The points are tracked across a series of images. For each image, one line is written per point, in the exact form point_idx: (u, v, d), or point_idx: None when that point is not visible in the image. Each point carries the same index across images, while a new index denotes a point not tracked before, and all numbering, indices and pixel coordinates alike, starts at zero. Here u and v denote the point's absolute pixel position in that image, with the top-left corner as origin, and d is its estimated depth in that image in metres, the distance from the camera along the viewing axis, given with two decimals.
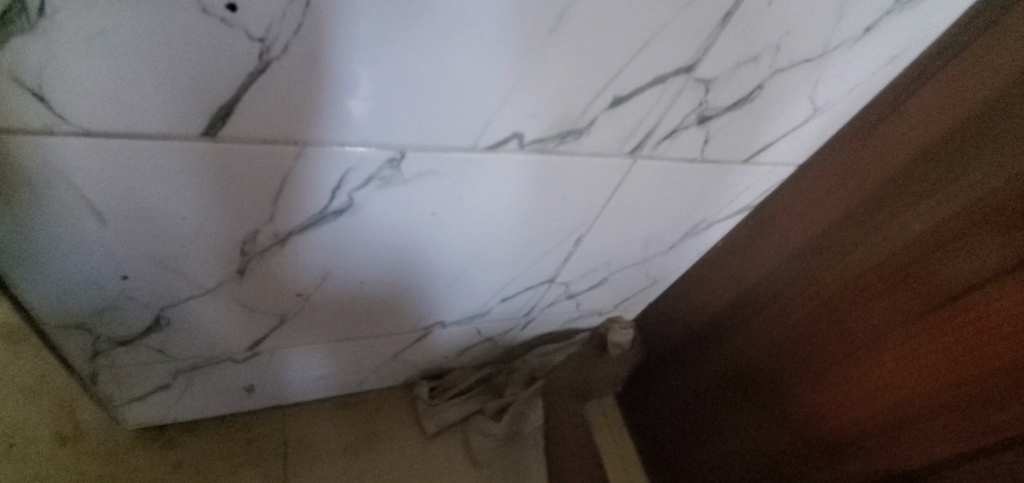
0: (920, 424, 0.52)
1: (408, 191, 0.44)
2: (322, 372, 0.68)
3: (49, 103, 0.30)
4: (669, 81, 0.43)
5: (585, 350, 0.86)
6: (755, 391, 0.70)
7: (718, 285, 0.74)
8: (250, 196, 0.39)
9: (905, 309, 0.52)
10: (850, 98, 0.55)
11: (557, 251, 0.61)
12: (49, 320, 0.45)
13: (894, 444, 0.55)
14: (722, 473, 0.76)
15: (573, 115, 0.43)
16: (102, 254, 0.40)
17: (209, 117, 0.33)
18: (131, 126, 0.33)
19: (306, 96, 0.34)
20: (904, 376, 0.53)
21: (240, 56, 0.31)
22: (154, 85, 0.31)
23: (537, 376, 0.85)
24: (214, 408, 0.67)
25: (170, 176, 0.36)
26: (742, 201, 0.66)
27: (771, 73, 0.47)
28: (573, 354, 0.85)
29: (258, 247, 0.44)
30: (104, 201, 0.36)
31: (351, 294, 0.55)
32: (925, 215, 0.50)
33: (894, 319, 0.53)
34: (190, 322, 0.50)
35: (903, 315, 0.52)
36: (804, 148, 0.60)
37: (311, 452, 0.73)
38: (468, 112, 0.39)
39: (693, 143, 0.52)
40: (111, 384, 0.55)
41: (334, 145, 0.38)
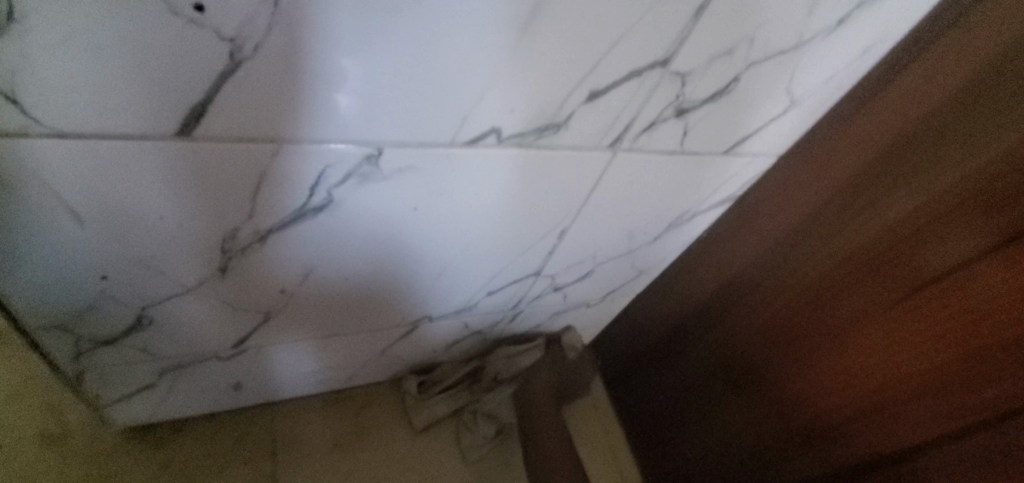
0: (897, 408, 0.54)
1: (388, 187, 0.45)
2: (309, 368, 0.69)
3: (20, 105, 0.30)
4: (647, 74, 0.44)
5: (552, 352, 0.83)
6: (739, 379, 0.71)
7: (701, 276, 0.75)
8: (228, 195, 0.39)
9: (880, 297, 0.53)
10: (828, 89, 0.56)
11: (541, 244, 0.62)
12: (30, 322, 0.45)
13: (875, 426, 0.56)
14: (709, 460, 0.78)
15: (552, 109, 0.43)
16: (80, 255, 0.40)
17: (183, 117, 0.33)
18: (104, 126, 0.33)
19: (281, 94, 0.34)
20: (881, 362, 0.54)
21: (212, 55, 0.31)
22: (127, 85, 0.31)
23: (505, 379, 0.84)
24: (203, 406, 0.68)
25: (147, 176, 0.36)
26: (724, 192, 0.67)
27: (746, 66, 0.48)
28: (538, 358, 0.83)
29: (239, 245, 0.45)
30: (79, 202, 0.36)
31: (335, 290, 0.55)
32: (899, 205, 0.51)
33: (870, 307, 0.54)
34: (173, 321, 0.50)
35: (880, 302, 0.53)
36: (783, 139, 0.61)
37: (300, 448, 0.73)
38: (446, 108, 0.40)
39: (672, 135, 0.52)
40: (96, 384, 0.55)
41: (312, 142, 0.38)
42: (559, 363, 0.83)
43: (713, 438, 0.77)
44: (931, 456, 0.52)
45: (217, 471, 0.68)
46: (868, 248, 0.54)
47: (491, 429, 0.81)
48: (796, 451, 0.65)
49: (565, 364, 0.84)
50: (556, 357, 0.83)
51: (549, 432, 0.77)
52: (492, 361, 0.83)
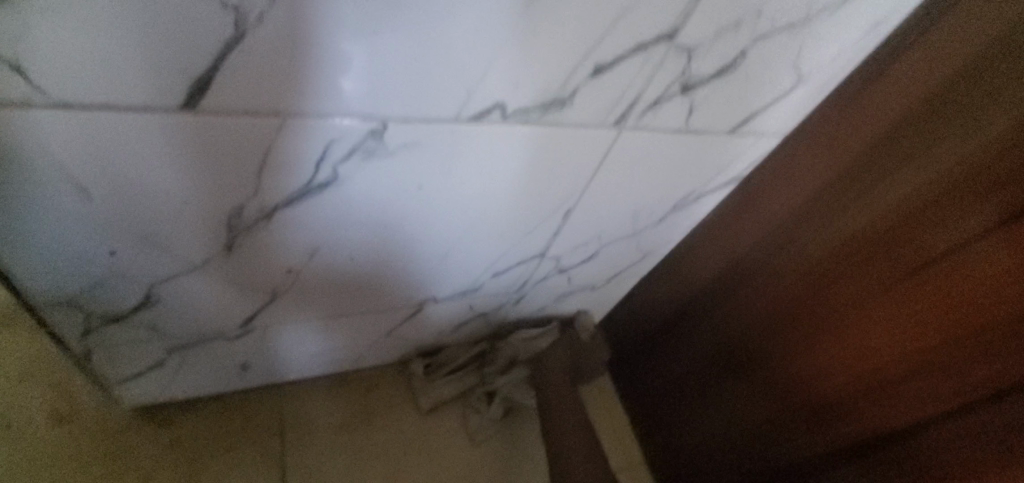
0: (901, 385, 0.54)
1: (393, 163, 0.45)
2: (316, 349, 0.69)
3: (24, 75, 0.30)
4: (652, 49, 0.43)
5: (566, 336, 0.84)
6: (743, 361, 0.71)
7: (706, 257, 0.75)
8: (234, 170, 0.40)
9: (885, 275, 0.53)
10: (835, 67, 0.55)
11: (546, 225, 0.62)
12: (39, 298, 0.45)
13: (879, 405, 0.56)
14: (712, 441, 0.78)
15: (557, 84, 0.43)
16: (87, 230, 0.40)
17: (187, 89, 0.33)
18: (109, 98, 0.33)
19: (285, 66, 0.34)
20: (885, 340, 0.54)
21: (216, 25, 0.31)
22: (130, 55, 0.31)
23: (518, 364, 0.83)
24: (212, 386, 0.68)
25: (153, 150, 0.36)
26: (729, 173, 0.66)
27: (753, 40, 0.47)
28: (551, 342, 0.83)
29: (245, 222, 0.45)
30: (85, 175, 0.37)
31: (341, 270, 0.56)
32: (905, 182, 0.51)
33: (875, 284, 0.54)
34: (181, 299, 0.51)
35: (885, 280, 0.53)
36: (789, 118, 0.60)
37: (308, 428, 0.74)
38: (450, 82, 0.40)
39: (677, 113, 0.52)
40: (106, 363, 0.56)
41: (316, 117, 0.38)
42: (572, 347, 0.84)
43: (717, 419, 0.77)
44: (935, 433, 0.52)
45: (225, 450, 0.69)
46: (873, 228, 0.54)
47: (493, 410, 0.81)
48: (799, 432, 0.66)
49: (579, 348, 0.85)
50: (569, 340, 0.84)
51: (564, 409, 0.75)
52: (505, 346, 0.82)
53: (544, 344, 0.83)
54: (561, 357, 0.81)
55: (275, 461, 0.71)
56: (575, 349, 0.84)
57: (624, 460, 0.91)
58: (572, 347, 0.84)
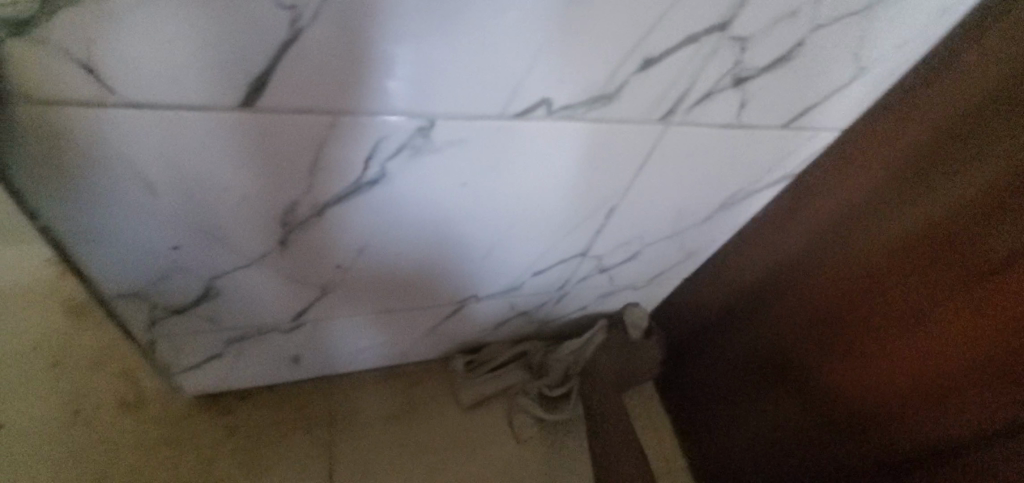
0: (960, 397, 0.51)
1: (439, 160, 0.45)
2: (363, 344, 0.71)
3: (98, 75, 0.32)
4: (703, 40, 0.42)
5: (614, 339, 0.83)
6: (790, 366, 0.68)
7: (756, 257, 0.72)
8: (288, 167, 0.41)
9: (950, 278, 0.50)
10: (900, 56, 0.52)
11: (589, 223, 0.61)
12: (110, 289, 0.48)
13: (937, 415, 0.53)
14: (752, 448, 0.76)
15: (604, 78, 0.42)
16: (153, 224, 0.43)
17: (246, 88, 0.35)
18: (174, 97, 0.34)
19: (338, 64, 0.35)
20: (945, 348, 0.51)
21: (272, 24, 0.32)
22: (193, 56, 0.32)
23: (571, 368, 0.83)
24: (266, 378, 0.71)
25: (215, 148, 0.38)
26: (783, 169, 0.64)
27: (811, 29, 0.45)
28: (601, 346, 0.82)
29: (298, 218, 0.46)
30: (153, 172, 0.39)
31: (387, 266, 0.57)
32: (976, 180, 0.48)
33: (938, 288, 0.51)
34: (238, 292, 0.53)
35: (949, 284, 0.50)
36: (848, 111, 0.57)
37: (354, 422, 0.76)
38: (498, 79, 0.40)
39: (728, 108, 0.50)
40: (169, 352, 0.59)
41: (367, 114, 0.39)
42: (621, 351, 0.83)
43: (762, 426, 0.74)
44: (1001, 448, 0.48)
45: (276, 440, 0.71)
46: (935, 227, 0.51)
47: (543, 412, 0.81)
48: (847, 443, 0.62)
49: (631, 351, 0.83)
50: (619, 342, 0.83)
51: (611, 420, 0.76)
52: (552, 351, 0.83)
53: (592, 349, 0.82)
54: (609, 366, 0.82)
55: (322, 452, 0.72)
56: (626, 352, 0.83)
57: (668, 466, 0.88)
58: (621, 352, 0.83)
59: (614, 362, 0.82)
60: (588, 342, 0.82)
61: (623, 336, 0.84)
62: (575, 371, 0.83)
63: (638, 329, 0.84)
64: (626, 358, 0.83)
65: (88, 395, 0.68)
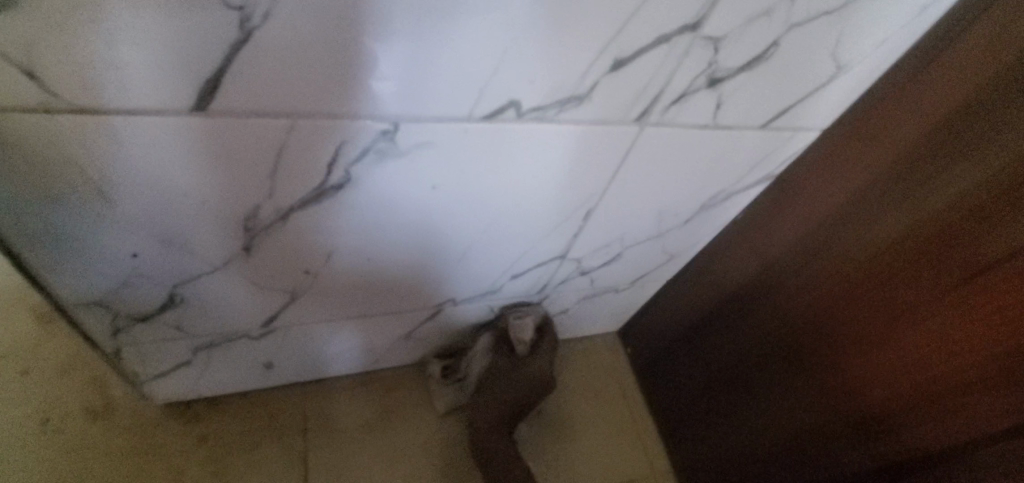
0: (957, 398, 0.50)
1: (407, 163, 0.44)
2: (339, 349, 0.70)
3: (38, 79, 0.31)
4: (675, 40, 0.41)
5: (500, 353, 0.75)
6: (779, 368, 0.67)
7: (738, 258, 0.71)
8: (248, 171, 0.40)
9: (940, 279, 0.50)
10: (879, 55, 0.51)
11: (567, 226, 0.60)
12: (69, 297, 0.46)
13: (935, 417, 0.52)
14: (743, 452, 0.75)
15: (574, 79, 0.41)
16: (109, 231, 0.41)
17: (198, 90, 0.33)
18: (123, 101, 0.33)
19: (294, 66, 0.34)
20: (939, 349, 0.50)
21: (221, 25, 0.30)
22: (142, 58, 0.31)
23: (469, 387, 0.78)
24: (239, 384, 0.70)
25: (171, 155, 0.37)
26: (763, 169, 0.63)
27: (786, 29, 0.44)
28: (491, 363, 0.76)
29: (262, 223, 0.45)
30: (105, 178, 0.37)
31: (359, 271, 0.55)
32: (961, 179, 0.48)
33: (928, 289, 0.51)
34: (203, 298, 0.52)
35: (939, 285, 0.50)
36: (827, 111, 0.57)
37: (330, 427, 0.74)
38: (465, 80, 0.39)
39: (704, 108, 0.50)
40: (135, 360, 0.57)
41: (328, 117, 0.38)
42: (507, 370, 0.75)
43: (748, 429, 0.73)
44: (1001, 450, 0.47)
45: (249, 447, 0.70)
46: (923, 227, 0.50)
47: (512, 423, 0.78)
48: (841, 445, 0.61)
49: (514, 370, 0.74)
50: (505, 360, 0.75)
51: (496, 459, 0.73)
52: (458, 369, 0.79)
53: (479, 367, 0.77)
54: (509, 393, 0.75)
55: (296, 459, 0.71)
56: (512, 369, 0.75)
57: (650, 468, 0.88)
58: (508, 372, 0.75)
59: (502, 386, 0.75)
60: (479, 359, 0.77)
61: (507, 352, 0.75)
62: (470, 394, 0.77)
63: (524, 341, 0.74)
64: (515, 379, 0.75)
65: (56, 404, 0.67)
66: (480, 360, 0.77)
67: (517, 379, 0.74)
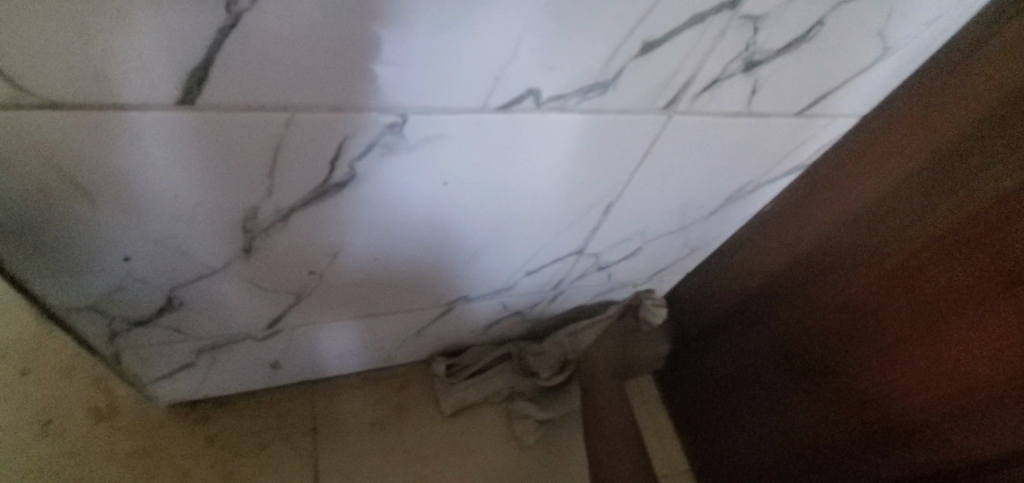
0: (997, 410, 0.46)
1: (415, 159, 0.41)
2: (347, 347, 0.67)
3: (1, 71, 0.27)
4: (711, 20, 0.37)
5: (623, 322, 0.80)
6: (807, 372, 0.64)
7: (764, 253, 0.67)
8: (244, 170, 0.37)
9: (978, 281, 0.46)
10: (928, 35, 0.47)
11: (586, 221, 0.57)
12: (61, 302, 0.44)
13: (972, 428, 0.48)
14: (768, 454, 0.72)
15: (598, 65, 0.37)
16: (99, 234, 0.39)
17: (184, 83, 0.30)
18: (98, 94, 0.30)
19: (291, 55, 0.30)
20: (977, 356, 0.47)
21: (205, 9, 0.27)
22: (115, 46, 0.28)
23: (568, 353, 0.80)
24: (247, 384, 0.68)
25: (160, 153, 0.34)
26: (794, 160, 0.59)
27: (832, 6, 0.40)
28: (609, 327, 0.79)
29: (261, 224, 0.42)
30: (88, 179, 0.34)
31: (367, 271, 0.53)
32: (1009, 171, 0.43)
33: (965, 291, 0.47)
34: (204, 301, 0.49)
35: (977, 288, 0.46)
36: (866, 97, 0.53)
37: (340, 426, 0.73)
38: (478, 70, 0.35)
39: (738, 95, 0.46)
40: (137, 363, 0.55)
41: (329, 110, 0.34)
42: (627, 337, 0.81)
43: (773, 430, 0.70)
44: None
45: (259, 447, 0.69)
46: (958, 225, 0.47)
47: (542, 413, 0.79)
48: (873, 452, 0.58)
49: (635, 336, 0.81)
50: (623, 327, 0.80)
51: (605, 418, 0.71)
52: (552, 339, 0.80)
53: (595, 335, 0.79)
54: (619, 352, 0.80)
55: (307, 459, 0.70)
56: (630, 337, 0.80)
57: (667, 468, 0.85)
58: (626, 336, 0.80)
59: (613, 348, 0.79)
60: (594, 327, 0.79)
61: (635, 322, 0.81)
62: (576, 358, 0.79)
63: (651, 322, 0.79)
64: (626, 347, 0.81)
65: (60, 405, 0.66)
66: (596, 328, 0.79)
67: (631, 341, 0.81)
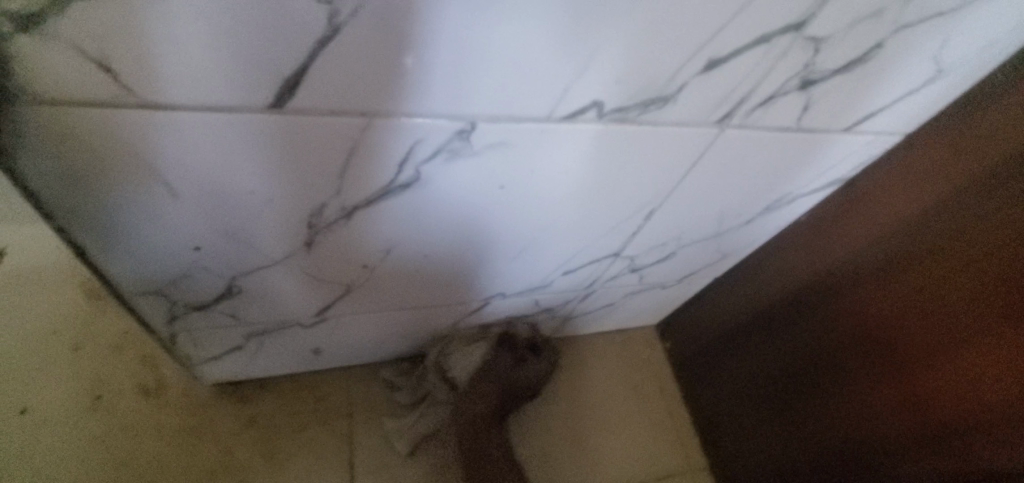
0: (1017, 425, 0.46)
1: (476, 163, 0.42)
2: (384, 337, 0.69)
3: (113, 73, 0.29)
4: (776, 41, 0.38)
5: (496, 358, 0.73)
6: (823, 379, 0.65)
7: (793, 264, 0.68)
8: (317, 169, 0.38)
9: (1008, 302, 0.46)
10: (982, 58, 0.48)
11: (627, 225, 0.58)
12: (130, 286, 0.46)
13: (1000, 440, 0.48)
14: (778, 457, 0.72)
15: (663, 79, 0.38)
16: (175, 224, 0.40)
17: (276, 88, 0.32)
18: (196, 98, 0.31)
19: (380, 67, 0.32)
20: (1000, 373, 0.47)
21: (307, 21, 0.29)
22: (215, 57, 0.29)
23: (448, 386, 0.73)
24: (284, 368, 0.70)
25: (242, 152, 0.36)
26: (836, 173, 0.60)
27: (895, 29, 0.41)
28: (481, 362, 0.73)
29: (325, 220, 0.44)
30: (175, 175, 0.36)
31: (415, 266, 0.54)
32: None
33: (993, 310, 0.47)
34: (259, 291, 0.51)
35: (1007, 307, 0.46)
36: (914, 115, 0.54)
37: (373, 411, 0.75)
38: (547, 81, 0.36)
39: (791, 111, 0.47)
40: (188, 344, 0.58)
41: (403, 116, 0.36)
42: (504, 372, 0.73)
43: (788, 433, 0.71)
44: None
45: (294, 433, 0.71)
46: (995, 246, 0.47)
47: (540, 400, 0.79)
48: (895, 461, 0.57)
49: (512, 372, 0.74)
50: (499, 360, 0.73)
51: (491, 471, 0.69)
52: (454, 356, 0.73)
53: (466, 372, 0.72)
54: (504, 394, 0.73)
55: (340, 443, 0.72)
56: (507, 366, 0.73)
57: (687, 467, 0.85)
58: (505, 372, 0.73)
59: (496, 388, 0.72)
60: (463, 361, 0.72)
61: (511, 358, 0.74)
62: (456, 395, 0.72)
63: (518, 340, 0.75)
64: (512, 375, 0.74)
65: (108, 380, 0.69)
66: (466, 362, 0.72)
67: (517, 382, 0.75)
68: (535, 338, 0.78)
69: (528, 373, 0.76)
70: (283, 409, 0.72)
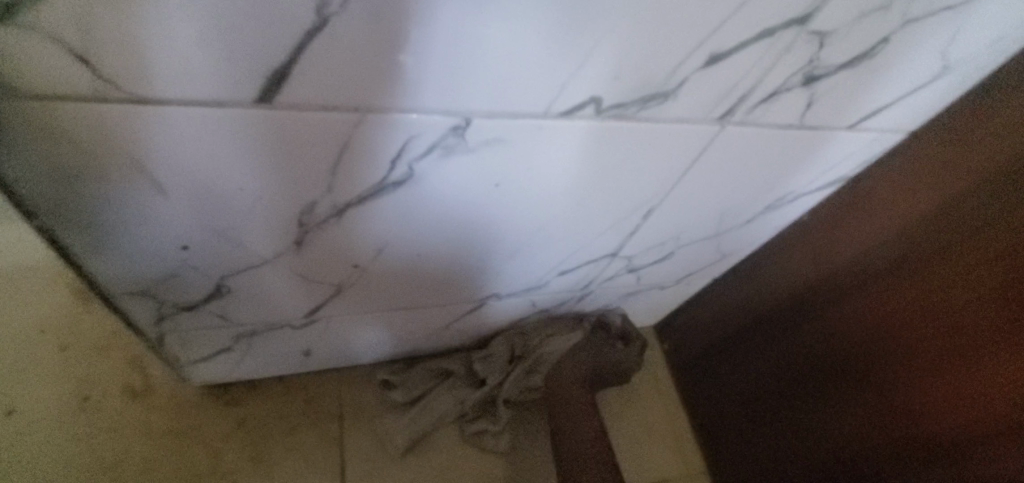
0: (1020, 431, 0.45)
1: (471, 161, 0.41)
2: (381, 337, 0.68)
3: (94, 66, 0.28)
4: (780, 35, 0.37)
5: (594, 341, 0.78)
6: (828, 380, 0.64)
7: (794, 264, 0.67)
8: (309, 166, 0.37)
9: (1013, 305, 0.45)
10: (987, 55, 0.47)
11: (626, 224, 0.57)
12: (115, 286, 0.45)
13: (1001, 445, 0.47)
14: (778, 459, 0.72)
15: (663, 74, 0.37)
16: (162, 222, 0.39)
17: (266, 83, 0.31)
18: (182, 92, 0.30)
19: (373, 61, 0.31)
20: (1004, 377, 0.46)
21: (297, 13, 0.27)
22: (200, 49, 0.28)
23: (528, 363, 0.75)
24: (277, 369, 0.69)
25: (230, 149, 0.34)
26: (837, 172, 0.59)
27: (902, 24, 0.40)
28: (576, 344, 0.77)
29: (316, 219, 0.43)
30: (163, 172, 0.35)
31: (410, 265, 0.53)
32: None
33: (999, 313, 0.46)
34: (249, 291, 0.50)
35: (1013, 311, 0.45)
36: (918, 113, 0.53)
37: (366, 412, 0.74)
38: (547, 76, 0.35)
39: (793, 108, 0.46)
40: (178, 345, 0.57)
41: (395, 112, 0.34)
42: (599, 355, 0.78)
43: (788, 435, 0.70)
44: None
45: (285, 435, 0.70)
46: (1001, 248, 0.46)
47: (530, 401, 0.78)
48: (895, 464, 0.57)
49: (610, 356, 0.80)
50: (591, 345, 0.78)
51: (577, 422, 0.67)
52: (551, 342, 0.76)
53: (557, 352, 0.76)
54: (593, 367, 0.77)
55: (332, 445, 0.71)
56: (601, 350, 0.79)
57: (682, 470, 0.84)
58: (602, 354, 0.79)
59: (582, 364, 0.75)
60: (558, 341, 0.76)
61: (606, 342, 0.80)
62: (546, 371, 0.75)
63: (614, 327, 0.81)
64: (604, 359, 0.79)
65: (96, 382, 0.67)
66: (564, 342, 0.76)
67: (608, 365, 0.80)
68: (627, 333, 0.82)
69: (622, 358, 0.81)
70: (274, 411, 0.70)
